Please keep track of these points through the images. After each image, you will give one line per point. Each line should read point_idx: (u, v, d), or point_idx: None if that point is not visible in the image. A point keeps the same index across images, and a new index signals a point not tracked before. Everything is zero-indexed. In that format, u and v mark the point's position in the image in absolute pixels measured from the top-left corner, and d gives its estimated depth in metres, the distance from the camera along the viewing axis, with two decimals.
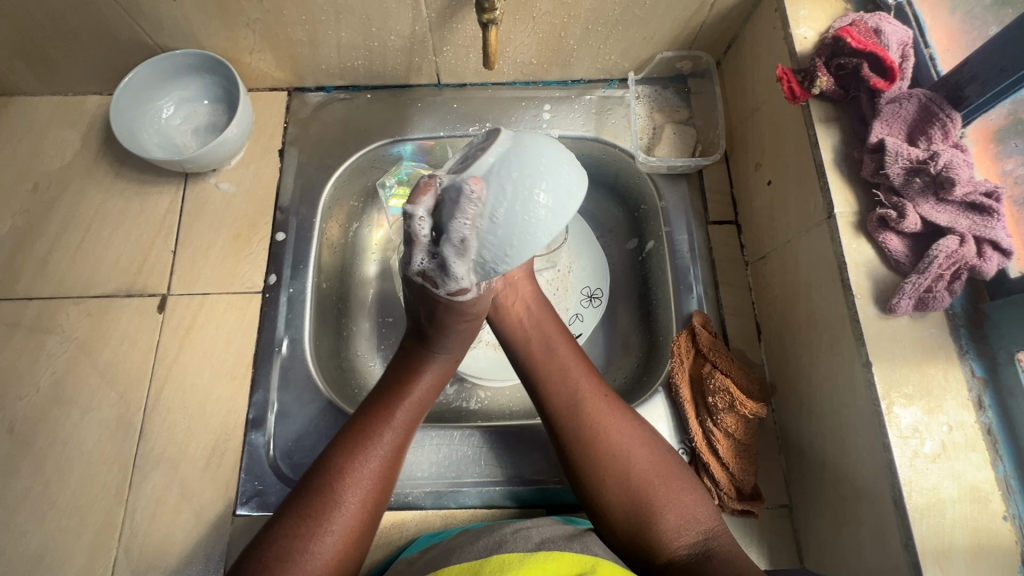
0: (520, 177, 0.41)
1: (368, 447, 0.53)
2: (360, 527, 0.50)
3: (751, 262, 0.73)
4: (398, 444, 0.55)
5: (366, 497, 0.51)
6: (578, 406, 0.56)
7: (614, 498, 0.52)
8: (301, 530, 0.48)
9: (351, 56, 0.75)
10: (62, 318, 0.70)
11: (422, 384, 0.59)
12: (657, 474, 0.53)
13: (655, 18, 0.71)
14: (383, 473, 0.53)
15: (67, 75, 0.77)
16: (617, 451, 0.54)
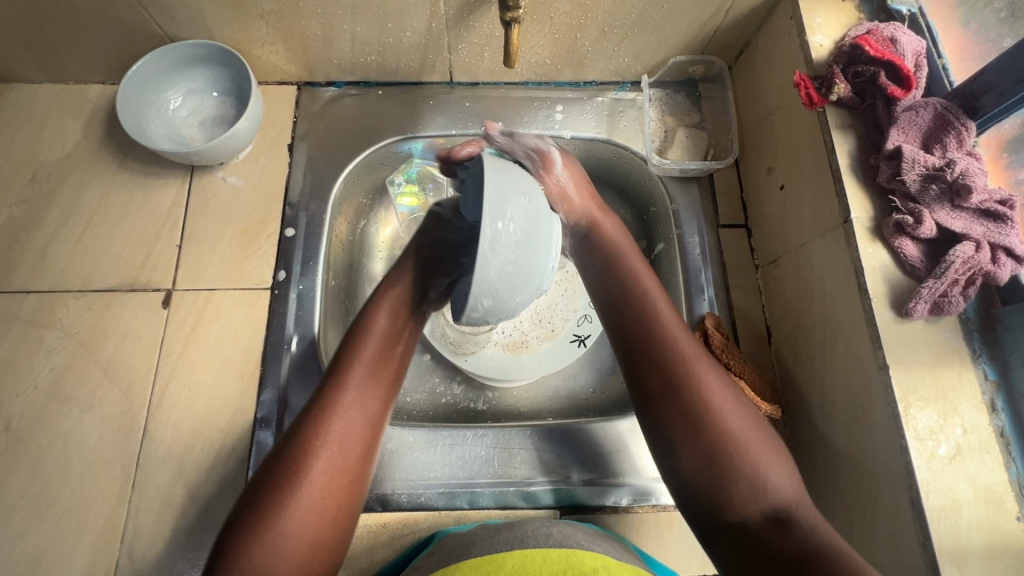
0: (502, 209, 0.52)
1: (344, 374, 0.55)
2: (356, 459, 0.52)
3: (761, 265, 0.74)
4: (376, 370, 0.56)
5: (356, 424, 0.53)
6: (695, 390, 0.53)
7: (717, 482, 0.50)
8: (298, 459, 0.49)
9: (364, 52, 0.74)
10: (61, 313, 0.68)
11: (382, 307, 0.60)
12: (771, 461, 0.51)
13: (670, 22, 0.71)
14: (366, 399, 0.54)
15: (69, 63, 0.75)
16: (732, 438, 0.51)
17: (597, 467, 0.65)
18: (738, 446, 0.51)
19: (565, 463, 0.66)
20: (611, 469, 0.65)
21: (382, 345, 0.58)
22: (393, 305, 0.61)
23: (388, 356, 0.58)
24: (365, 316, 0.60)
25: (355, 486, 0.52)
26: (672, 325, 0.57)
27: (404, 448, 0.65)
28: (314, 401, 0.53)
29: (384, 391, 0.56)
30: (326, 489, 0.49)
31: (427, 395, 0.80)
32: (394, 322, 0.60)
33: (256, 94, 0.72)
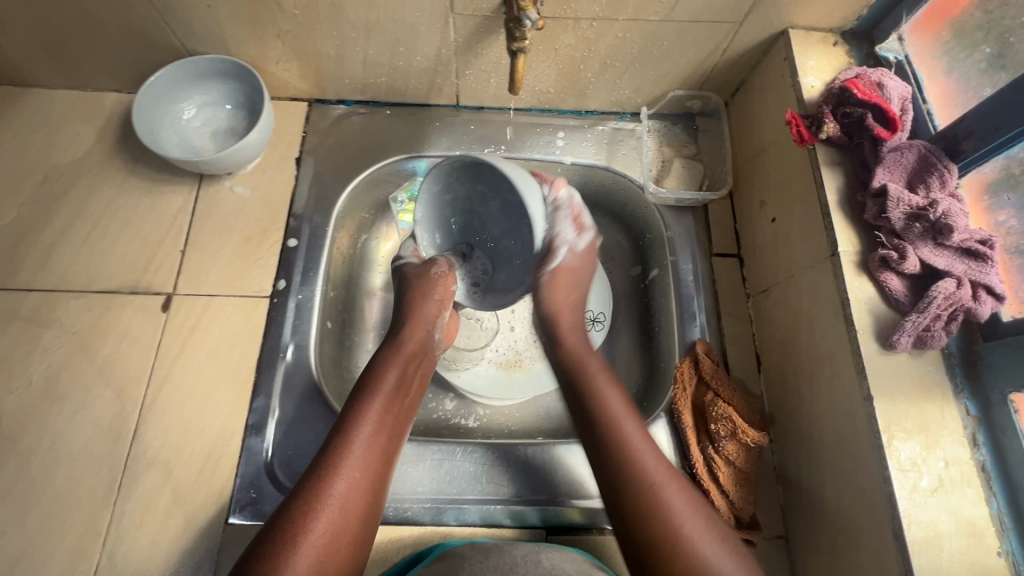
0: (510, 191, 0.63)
1: (353, 428, 0.56)
2: (359, 520, 0.52)
3: (753, 294, 0.75)
4: (384, 427, 0.57)
5: (362, 485, 0.53)
6: (623, 449, 0.56)
7: (666, 548, 0.51)
8: (303, 519, 0.49)
9: (375, 73, 0.77)
10: (61, 312, 0.69)
11: (392, 361, 0.62)
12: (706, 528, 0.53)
13: (671, 58, 0.74)
14: (373, 457, 0.55)
15: (88, 71, 0.77)
16: (667, 506, 0.53)
17: (584, 488, 0.65)
18: (666, 507, 0.53)
19: (550, 486, 0.66)
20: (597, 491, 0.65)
21: (388, 403, 0.59)
22: (406, 352, 0.64)
23: (397, 413, 0.59)
24: (376, 369, 0.61)
25: (358, 547, 0.52)
26: (608, 387, 0.61)
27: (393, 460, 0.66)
28: (323, 457, 0.54)
29: (389, 449, 0.57)
30: (339, 531, 0.50)
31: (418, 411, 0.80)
32: (402, 377, 0.61)
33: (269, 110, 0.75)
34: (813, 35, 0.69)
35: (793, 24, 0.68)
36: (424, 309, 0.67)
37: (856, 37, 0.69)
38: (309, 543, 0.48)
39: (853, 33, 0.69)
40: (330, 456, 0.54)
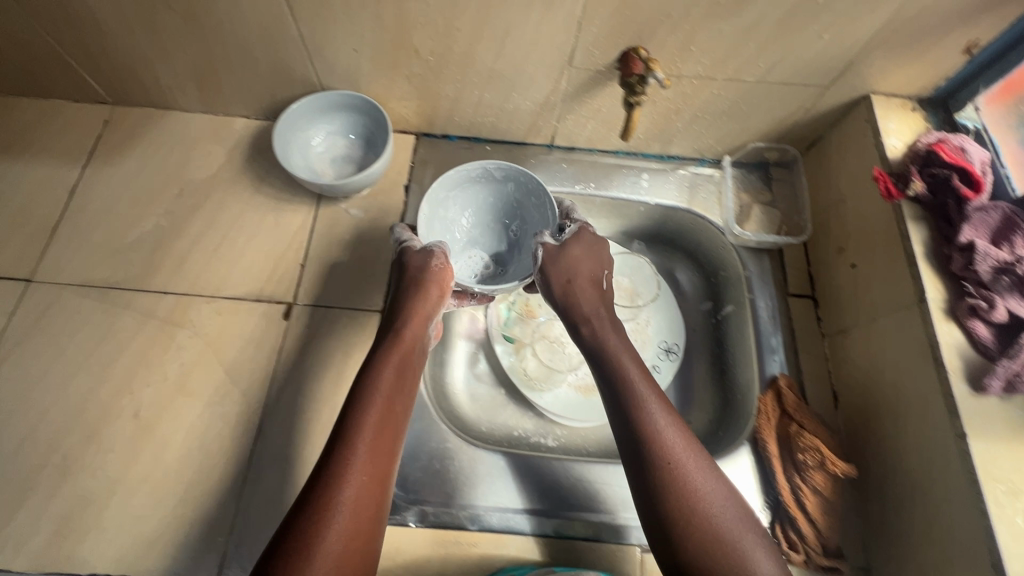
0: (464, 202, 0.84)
1: (355, 426, 0.58)
2: (373, 510, 0.55)
3: (829, 334, 0.80)
4: (385, 422, 0.60)
5: (374, 473, 0.56)
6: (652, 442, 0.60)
7: (696, 541, 0.55)
8: (318, 513, 0.52)
9: (484, 114, 0.85)
10: (193, 314, 0.75)
11: (388, 361, 0.64)
12: (732, 516, 0.56)
13: (757, 114, 0.81)
14: (378, 448, 0.58)
15: (226, 99, 0.86)
16: (695, 498, 0.56)
17: None
18: (690, 497, 0.57)
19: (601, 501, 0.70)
20: None
21: (387, 397, 0.62)
22: (398, 359, 0.65)
23: (390, 406, 0.61)
24: (376, 362, 0.64)
25: (372, 536, 0.54)
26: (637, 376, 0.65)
27: (493, 469, 0.71)
28: (333, 452, 0.56)
29: (389, 440, 0.60)
30: (351, 535, 0.52)
31: (501, 428, 0.86)
32: (398, 373, 0.64)
33: (390, 140, 0.83)
34: (893, 101, 0.76)
35: (875, 90, 0.75)
36: (425, 299, 0.70)
37: (932, 104, 0.76)
38: (328, 536, 0.51)
39: (928, 101, 0.76)
40: (339, 449, 0.56)
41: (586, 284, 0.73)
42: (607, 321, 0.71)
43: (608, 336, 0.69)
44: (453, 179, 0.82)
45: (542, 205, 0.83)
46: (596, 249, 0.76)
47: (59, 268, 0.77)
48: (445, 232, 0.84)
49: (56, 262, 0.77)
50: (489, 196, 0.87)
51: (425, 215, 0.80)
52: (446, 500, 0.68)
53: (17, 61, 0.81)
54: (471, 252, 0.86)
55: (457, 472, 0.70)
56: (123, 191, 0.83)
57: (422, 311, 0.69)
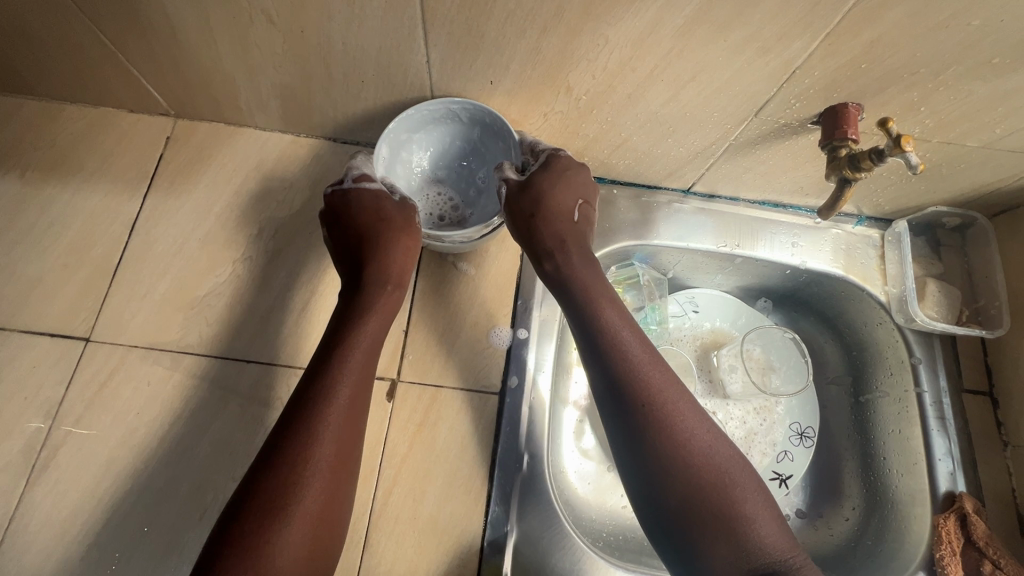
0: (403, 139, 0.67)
1: (308, 413, 0.50)
2: (332, 504, 0.49)
3: (1013, 444, 0.69)
4: (351, 410, 0.52)
5: (335, 463, 0.49)
6: (662, 431, 0.51)
7: (714, 544, 0.47)
8: (272, 517, 0.45)
9: (622, 155, 0.71)
10: (282, 390, 0.64)
11: (359, 339, 0.56)
12: (760, 512, 0.49)
13: (957, 177, 0.68)
14: (343, 441, 0.51)
15: (312, 121, 0.71)
16: (716, 495, 0.49)
17: None
18: (725, 501, 0.48)
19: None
20: None
21: (356, 377, 0.54)
22: (380, 319, 0.58)
23: (361, 380, 0.54)
24: (352, 330, 0.56)
25: (328, 536, 0.48)
26: (628, 333, 0.56)
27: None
28: (280, 445, 0.49)
29: (354, 423, 0.52)
30: (318, 519, 0.47)
31: (609, 515, 0.75)
32: (369, 356, 0.56)
33: (485, 140, 0.68)
34: None
35: None
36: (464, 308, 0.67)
37: None
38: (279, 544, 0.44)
39: None
40: (295, 441, 0.49)
41: (559, 219, 0.61)
42: (592, 268, 0.60)
43: (601, 294, 0.58)
44: (414, 119, 0.65)
45: (510, 149, 0.67)
46: (569, 176, 0.62)
47: (122, 325, 0.65)
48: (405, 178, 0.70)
49: (118, 318, 0.65)
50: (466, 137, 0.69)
51: (383, 158, 0.66)
52: None
53: (66, 66, 0.66)
54: (434, 190, 0.73)
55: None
56: (193, 228, 0.70)
57: (402, 251, 0.61)
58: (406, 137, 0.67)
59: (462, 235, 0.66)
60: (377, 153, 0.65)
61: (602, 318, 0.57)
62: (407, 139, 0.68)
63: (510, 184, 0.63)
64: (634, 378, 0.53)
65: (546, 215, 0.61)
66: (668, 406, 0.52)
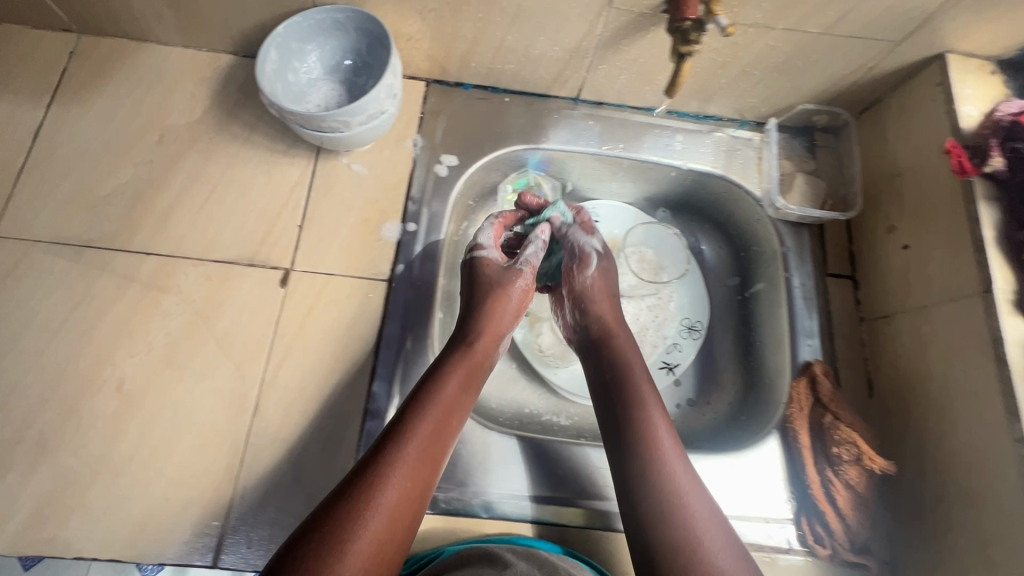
0: (293, 49, 0.70)
1: (411, 427, 0.56)
2: (411, 507, 0.52)
3: (867, 318, 0.75)
4: (444, 423, 0.58)
5: (419, 463, 0.54)
6: (657, 448, 0.58)
7: (675, 550, 0.52)
8: (358, 505, 0.49)
9: (505, 59, 0.75)
10: (180, 279, 0.68)
11: (454, 372, 0.62)
12: (719, 540, 0.53)
13: (813, 71, 0.72)
14: (433, 450, 0.56)
15: (208, 32, 0.75)
16: (690, 516, 0.54)
17: None
18: (691, 520, 0.54)
19: (574, 485, 0.67)
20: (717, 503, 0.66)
21: (447, 404, 0.59)
22: (466, 364, 0.64)
23: (466, 393, 0.62)
24: (434, 382, 0.60)
25: (405, 539, 0.51)
26: (638, 365, 0.66)
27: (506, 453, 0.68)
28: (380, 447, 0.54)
29: (444, 442, 0.58)
30: (392, 523, 0.50)
31: (512, 403, 0.81)
32: (463, 387, 0.62)
33: (372, 48, 0.71)
34: (970, 62, 0.67)
35: (952, 48, 0.66)
36: (499, 319, 0.69)
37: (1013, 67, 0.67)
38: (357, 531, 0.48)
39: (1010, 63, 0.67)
40: (385, 453, 0.53)
41: (600, 292, 0.72)
42: (623, 328, 0.71)
43: (625, 344, 0.69)
44: (303, 28, 0.69)
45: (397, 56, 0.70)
46: (605, 267, 0.75)
47: (25, 222, 0.68)
48: (297, 91, 0.72)
49: (22, 216, 0.69)
50: (356, 50, 0.72)
51: (272, 63, 0.69)
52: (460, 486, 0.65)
53: None
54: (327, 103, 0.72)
55: (574, 473, 0.68)
56: (96, 136, 0.73)
57: (502, 304, 0.69)
58: (297, 47, 0.70)
59: (342, 124, 0.67)
60: (264, 55, 0.67)
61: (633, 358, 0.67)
62: (299, 49, 0.71)
63: (598, 254, 0.75)
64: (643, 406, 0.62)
65: (581, 276, 0.73)
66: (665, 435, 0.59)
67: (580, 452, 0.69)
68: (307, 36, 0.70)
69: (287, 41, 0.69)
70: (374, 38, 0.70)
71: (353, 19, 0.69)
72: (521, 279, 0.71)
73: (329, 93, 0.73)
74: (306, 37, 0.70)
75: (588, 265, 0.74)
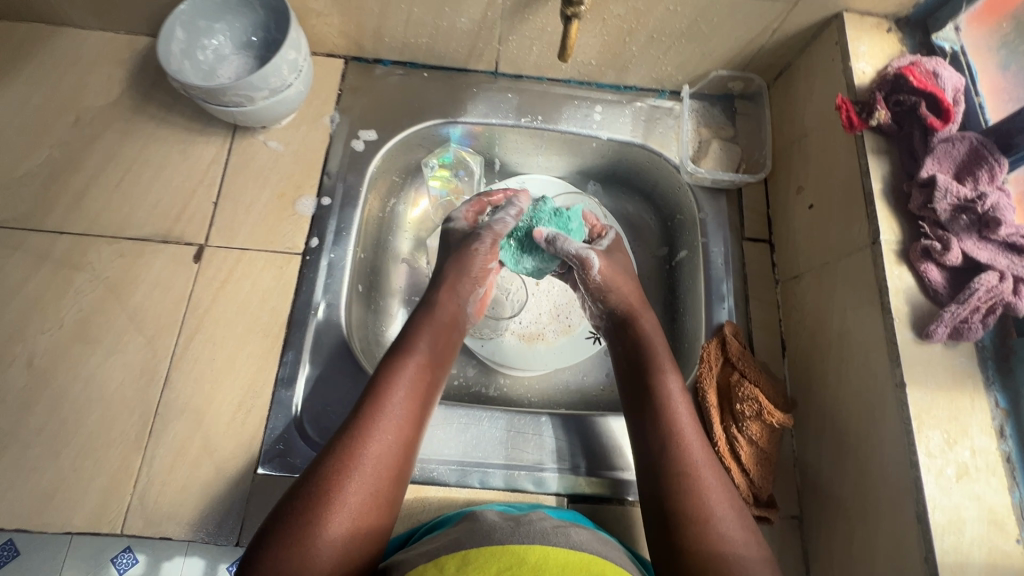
0: (200, 28, 0.71)
1: (387, 387, 0.57)
2: (395, 462, 0.54)
3: (782, 280, 0.74)
4: (419, 380, 0.60)
5: (400, 423, 0.56)
6: (667, 419, 0.59)
7: (683, 510, 0.54)
8: (344, 467, 0.51)
9: (417, 33, 0.76)
10: (93, 256, 0.69)
11: (422, 333, 0.64)
12: (725, 503, 0.54)
13: (719, 36, 0.73)
14: (415, 407, 0.58)
15: (122, 14, 0.75)
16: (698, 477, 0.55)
17: (601, 458, 0.67)
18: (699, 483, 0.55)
19: (484, 449, 0.66)
20: (623, 463, 0.67)
21: (424, 361, 0.62)
22: (433, 328, 0.65)
23: (439, 353, 0.64)
24: (404, 347, 0.62)
25: (396, 494, 0.54)
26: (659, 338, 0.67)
27: None
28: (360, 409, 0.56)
29: (425, 399, 0.60)
30: (378, 476, 0.52)
31: None
32: (434, 349, 0.63)
33: (277, 21, 0.72)
34: (867, 21, 0.68)
35: (849, 7, 0.67)
36: (458, 281, 0.69)
37: (911, 25, 0.68)
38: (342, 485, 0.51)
39: (907, 21, 0.68)
40: (366, 413, 0.55)
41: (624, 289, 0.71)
42: (645, 314, 0.70)
43: (645, 326, 0.68)
44: (209, 6, 0.71)
45: (301, 32, 0.71)
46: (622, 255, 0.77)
47: None
48: (206, 67, 0.72)
49: None
50: (265, 26, 0.73)
51: (179, 42, 0.70)
52: None
53: None
54: (234, 77, 0.73)
55: (591, 440, 0.67)
56: (11, 120, 0.74)
57: (460, 291, 0.69)
58: (205, 26, 0.72)
59: (245, 98, 0.69)
60: (169, 34, 0.69)
61: (651, 334, 0.67)
62: (206, 28, 0.72)
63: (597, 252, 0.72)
64: (660, 382, 0.62)
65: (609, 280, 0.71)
66: (676, 406, 0.60)
67: (561, 421, 0.68)
68: (214, 14, 0.71)
69: (193, 20, 0.71)
70: (277, 10, 0.71)
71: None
72: (479, 243, 0.71)
73: (237, 67, 0.73)
74: (213, 15, 0.71)
75: (591, 265, 0.71)
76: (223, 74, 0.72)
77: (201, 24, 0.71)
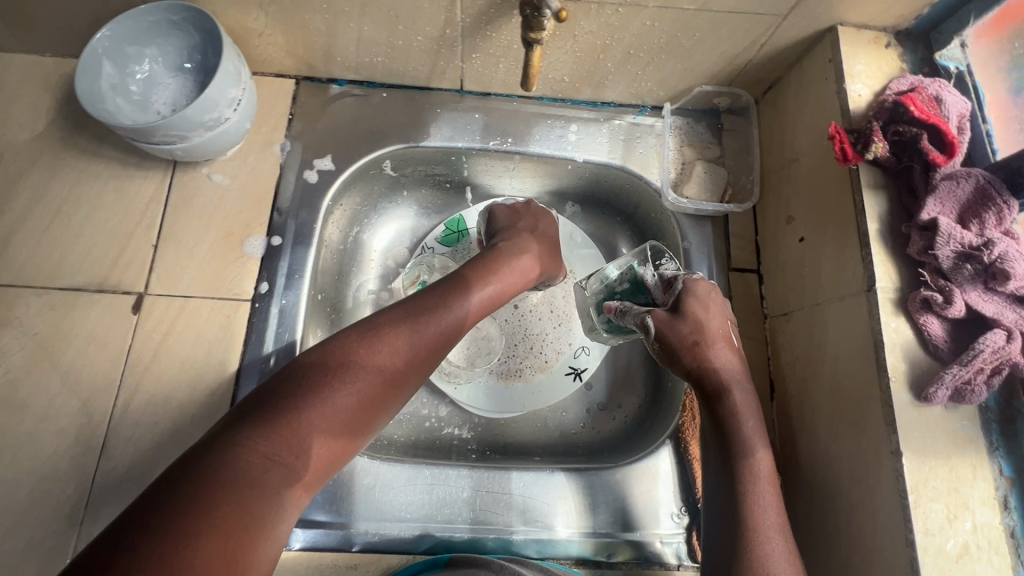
0: (128, 55, 0.64)
1: (349, 397, 0.48)
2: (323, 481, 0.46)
3: (770, 315, 0.69)
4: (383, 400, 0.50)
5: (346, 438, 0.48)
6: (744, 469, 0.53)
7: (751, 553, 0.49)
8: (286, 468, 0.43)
9: (371, 52, 0.69)
10: (21, 310, 0.63)
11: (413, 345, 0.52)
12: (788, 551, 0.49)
13: (701, 51, 0.66)
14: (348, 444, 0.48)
15: (42, 36, 0.68)
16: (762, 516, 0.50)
17: (580, 517, 0.63)
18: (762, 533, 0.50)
19: (450, 513, 0.62)
20: (597, 521, 0.63)
21: (397, 375, 0.51)
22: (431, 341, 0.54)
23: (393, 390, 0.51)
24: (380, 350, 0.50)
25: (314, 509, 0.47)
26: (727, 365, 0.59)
27: (374, 481, 0.62)
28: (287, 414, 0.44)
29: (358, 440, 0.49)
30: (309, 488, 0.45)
31: (409, 419, 0.74)
32: (419, 359, 0.53)
33: (213, 42, 0.65)
34: (864, 35, 0.61)
35: (843, 20, 0.60)
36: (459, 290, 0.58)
37: (911, 39, 0.62)
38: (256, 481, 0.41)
39: (907, 34, 0.62)
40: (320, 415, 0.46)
41: (721, 344, 0.59)
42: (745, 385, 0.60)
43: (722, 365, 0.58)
44: (136, 30, 0.63)
45: (238, 57, 0.64)
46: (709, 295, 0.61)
47: None
48: (139, 99, 0.66)
49: None
50: (201, 46, 0.66)
51: (108, 77, 0.64)
52: (331, 518, 0.60)
53: None
54: (171, 107, 0.66)
55: (556, 501, 0.63)
56: None
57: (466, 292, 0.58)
58: (133, 51, 0.64)
59: (178, 137, 0.62)
60: (94, 69, 0.62)
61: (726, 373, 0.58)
62: (136, 54, 0.65)
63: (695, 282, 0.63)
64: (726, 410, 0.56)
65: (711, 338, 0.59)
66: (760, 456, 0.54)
67: (526, 476, 0.64)
68: (141, 37, 0.64)
69: (119, 47, 0.63)
70: (212, 32, 0.64)
71: (188, 16, 0.63)
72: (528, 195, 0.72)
73: (174, 94, 0.67)
74: (142, 38, 0.64)
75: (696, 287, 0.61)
76: (159, 103, 0.66)
77: (129, 49, 0.64)
